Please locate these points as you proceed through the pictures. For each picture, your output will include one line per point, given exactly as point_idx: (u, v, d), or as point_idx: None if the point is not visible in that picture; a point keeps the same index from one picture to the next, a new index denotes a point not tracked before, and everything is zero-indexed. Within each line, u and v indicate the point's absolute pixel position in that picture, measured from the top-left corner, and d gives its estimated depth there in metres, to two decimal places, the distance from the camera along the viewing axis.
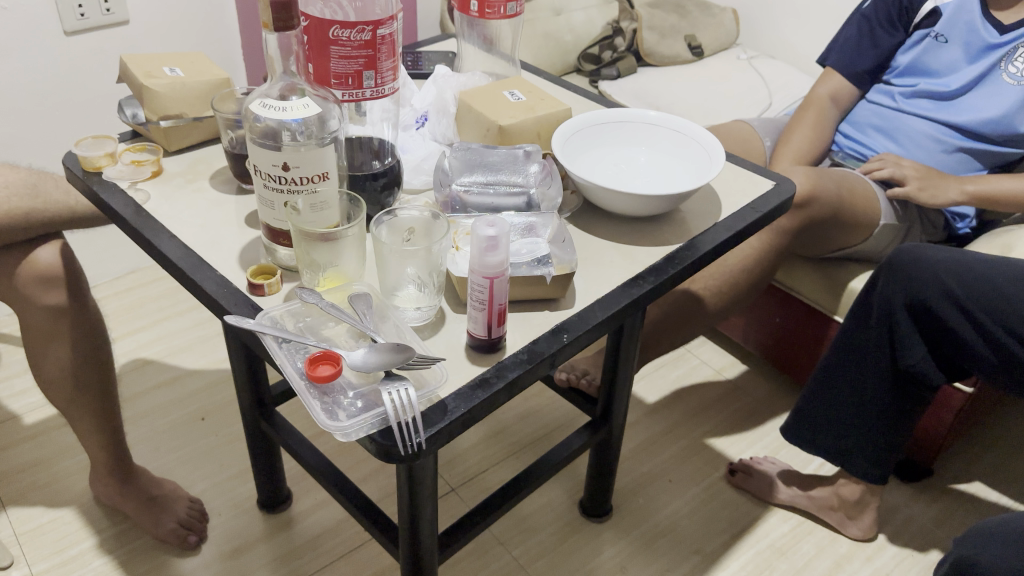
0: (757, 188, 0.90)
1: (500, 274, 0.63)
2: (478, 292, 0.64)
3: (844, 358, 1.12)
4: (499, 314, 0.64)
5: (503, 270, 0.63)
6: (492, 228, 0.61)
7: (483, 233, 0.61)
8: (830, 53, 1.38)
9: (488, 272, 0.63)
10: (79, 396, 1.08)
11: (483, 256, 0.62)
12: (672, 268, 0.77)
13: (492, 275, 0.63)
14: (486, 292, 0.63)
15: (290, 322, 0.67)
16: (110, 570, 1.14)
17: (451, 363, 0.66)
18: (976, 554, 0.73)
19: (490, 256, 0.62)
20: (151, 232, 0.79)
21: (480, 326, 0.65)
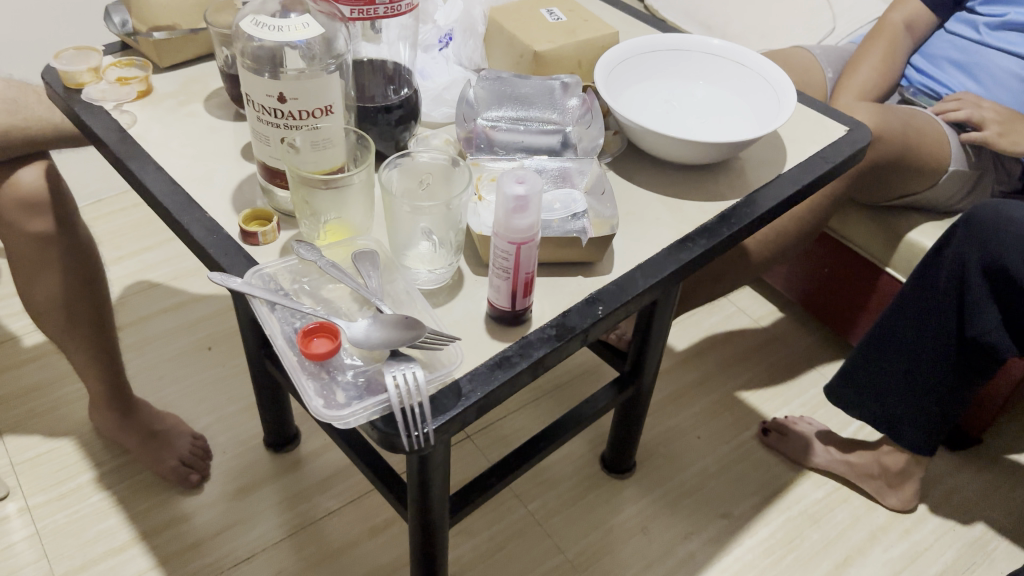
0: (826, 135, 0.79)
1: (529, 241, 0.53)
2: (501, 259, 0.55)
3: (902, 318, 1.02)
4: (525, 284, 0.55)
5: (533, 236, 0.53)
6: (521, 189, 0.51)
7: (510, 193, 0.52)
8: None
9: (514, 239, 0.53)
10: (72, 329, 1.01)
11: (509, 219, 0.52)
12: (725, 229, 0.67)
13: (519, 242, 0.53)
14: (511, 260, 0.54)
15: (286, 281, 0.59)
16: (108, 507, 1.10)
17: (468, 339, 0.57)
18: None
19: (518, 219, 0.52)
20: (134, 163, 0.70)
21: (502, 295, 0.56)
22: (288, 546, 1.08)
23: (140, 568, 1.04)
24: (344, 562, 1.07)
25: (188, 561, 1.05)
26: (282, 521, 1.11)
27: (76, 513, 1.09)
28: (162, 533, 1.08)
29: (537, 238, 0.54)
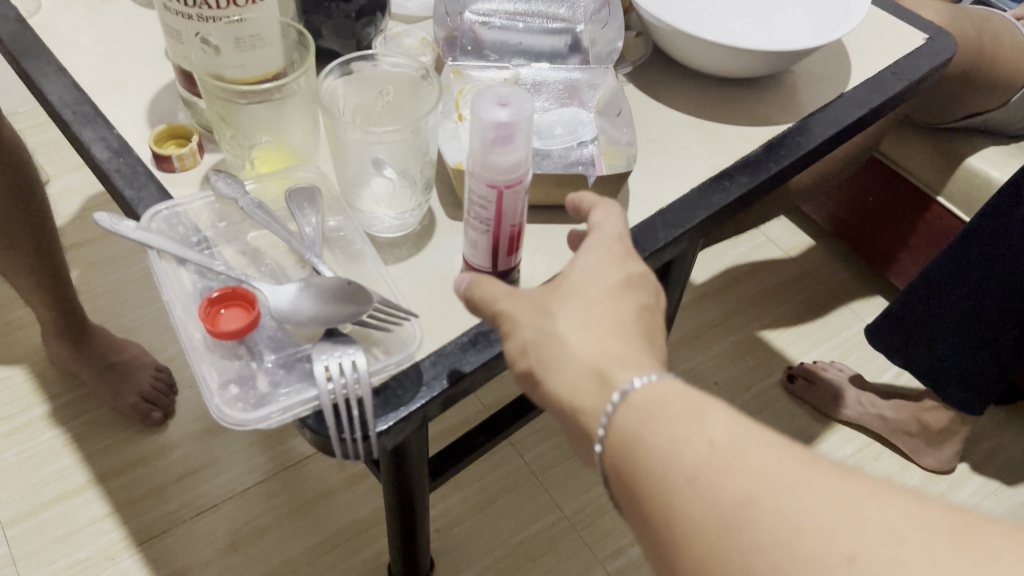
0: (900, 44, 0.63)
1: (516, 183, 0.40)
2: (479, 206, 0.41)
3: (967, 257, 0.88)
4: (511, 237, 0.42)
5: (522, 174, 0.40)
6: (503, 114, 0.37)
7: (488, 120, 0.37)
8: None
9: (496, 181, 0.39)
10: (9, 252, 0.88)
11: (487, 154, 0.38)
12: (774, 162, 0.53)
13: (501, 184, 0.39)
14: (492, 208, 0.41)
15: (201, 223, 0.45)
16: (62, 446, 1.00)
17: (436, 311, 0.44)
18: None
19: (499, 155, 0.38)
20: (29, 60, 0.55)
21: (481, 250, 0.43)
22: (260, 493, 0.98)
23: (96, 515, 0.94)
24: (320, 513, 0.97)
25: (148, 509, 0.95)
26: (254, 464, 1.00)
27: (27, 451, 0.99)
28: (121, 476, 0.98)
29: (526, 178, 0.40)
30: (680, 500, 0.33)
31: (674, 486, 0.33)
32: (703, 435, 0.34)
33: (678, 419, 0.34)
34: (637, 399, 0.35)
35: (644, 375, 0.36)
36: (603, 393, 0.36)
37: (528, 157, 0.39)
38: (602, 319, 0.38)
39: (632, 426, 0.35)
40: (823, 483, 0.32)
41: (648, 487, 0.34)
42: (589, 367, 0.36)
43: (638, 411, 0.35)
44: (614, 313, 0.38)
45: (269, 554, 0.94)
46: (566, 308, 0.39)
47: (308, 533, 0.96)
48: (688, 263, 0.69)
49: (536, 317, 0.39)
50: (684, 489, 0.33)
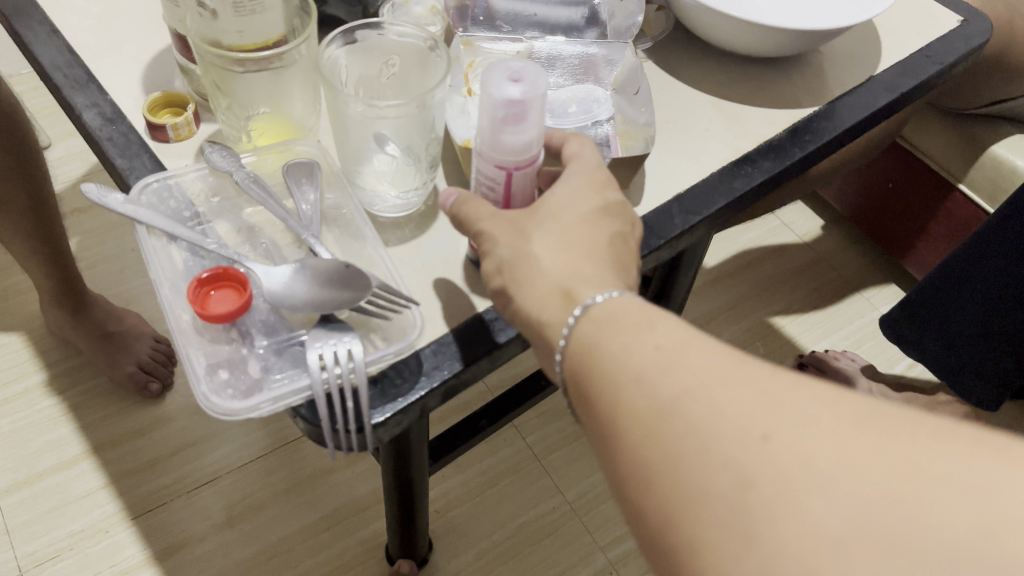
0: (934, 25, 0.60)
1: (527, 161, 0.37)
2: (487, 177, 0.39)
3: (991, 249, 0.85)
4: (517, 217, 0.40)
5: (533, 152, 0.37)
6: (516, 93, 0.34)
7: (499, 97, 0.35)
8: None
9: (506, 157, 0.37)
10: (6, 217, 0.86)
11: (498, 129, 0.36)
12: (799, 148, 0.50)
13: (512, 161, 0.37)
14: (500, 182, 0.38)
15: (194, 198, 0.43)
16: (58, 415, 0.98)
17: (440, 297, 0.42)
18: None
19: (512, 132, 0.36)
20: (20, 20, 0.53)
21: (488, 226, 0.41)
22: (257, 469, 0.97)
23: (91, 487, 0.93)
24: (318, 491, 0.96)
25: (144, 481, 0.94)
26: (252, 440, 0.99)
27: (23, 419, 0.98)
28: (117, 448, 0.96)
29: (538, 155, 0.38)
30: (626, 399, 0.32)
31: (621, 389, 0.32)
32: (656, 348, 0.33)
33: (630, 324, 0.34)
34: (596, 312, 0.35)
35: (607, 291, 0.35)
36: (568, 308, 0.35)
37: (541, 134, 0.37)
38: (575, 241, 0.37)
39: (585, 339, 0.34)
40: (762, 383, 0.31)
41: (599, 393, 0.33)
42: (550, 280, 0.36)
43: (597, 326, 0.34)
44: (589, 233, 0.37)
45: (265, 532, 0.92)
46: (541, 226, 0.38)
47: (305, 511, 0.94)
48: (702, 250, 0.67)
49: (511, 238, 0.37)
50: (630, 387, 0.32)
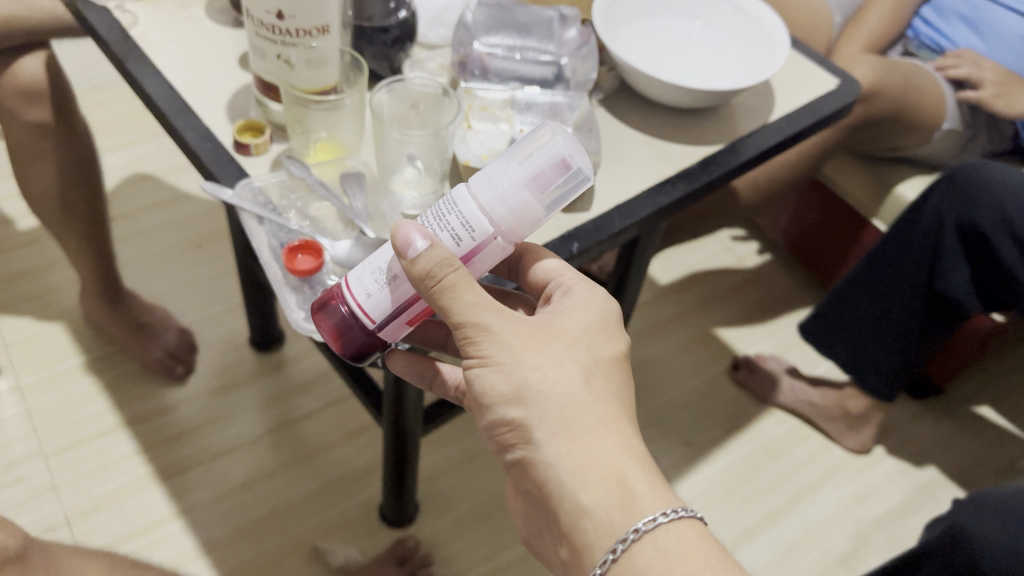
0: (817, 86, 0.80)
1: (522, 227, 0.47)
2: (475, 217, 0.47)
3: (876, 266, 1.02)
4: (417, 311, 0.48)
5: (524, 228, 0.48)
6: (576, 161, 0.47)
7: (552, 162, 0.47)
8: None
9: (515, 209, 0.46)
10: (66, 217, 1.02)
11: (527, 185, 0.47)
12: (706, 174, 0.69)
13: (513, 219, 0.47)
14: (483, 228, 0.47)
15: (275, 195, 0.60)
16: (95, 392, 1.13)
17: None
18: (972, 528, 0.66)
19: (539, 191, 0.47)
20: (131, 63, 0.70)
21: (378, 304, 0.48)
22: (266, 443, 1.12)
23: (125, 453, 1.08)
24: (320, 463, 1.12)
25: (170, 450, 1.10)
26: (264, 419, 1.15)
27: (65, 395, 1.13)
28: (148, 421, 1.12)
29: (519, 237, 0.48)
30: None
31: None
32: None
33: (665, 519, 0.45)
34: (659, 533, 0.45)
35: (661, 513, 0.45)
36: (620, 501, 0.45)
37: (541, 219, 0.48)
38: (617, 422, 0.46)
39: (650, 558, 0.44)
40: None
41: None
42: (609, 472, 0.45)
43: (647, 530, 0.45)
44: (621, 404, 0.47)
45: (275, 494, 1.08)
46: (585, 385, 0.47)
47: (309, 478, 1.10)
48: (652, 245, 0.86)
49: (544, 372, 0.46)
50: None
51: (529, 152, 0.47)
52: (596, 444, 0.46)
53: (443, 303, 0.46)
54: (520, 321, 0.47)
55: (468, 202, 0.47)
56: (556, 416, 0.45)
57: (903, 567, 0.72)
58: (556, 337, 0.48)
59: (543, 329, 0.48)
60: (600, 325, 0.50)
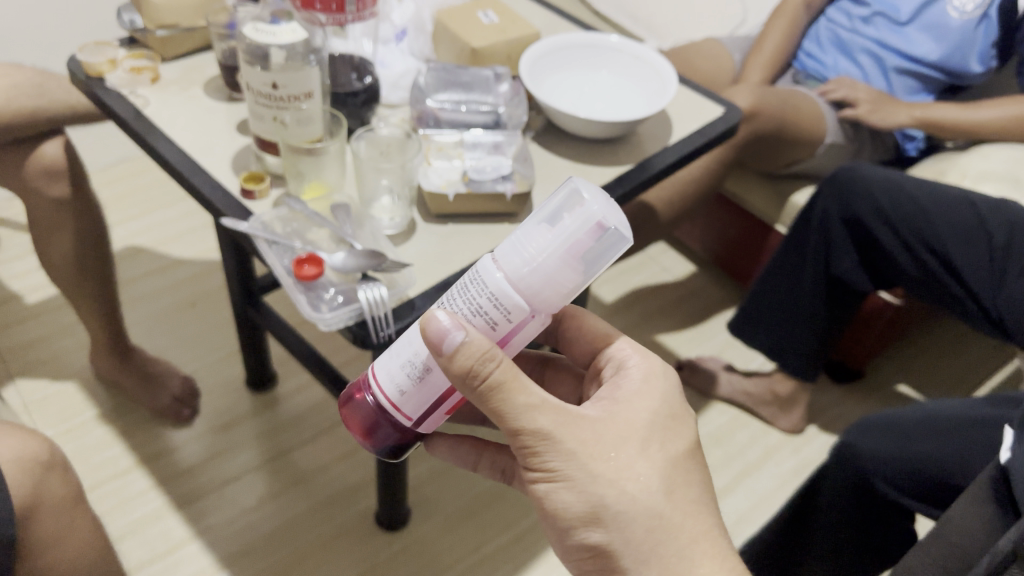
0: (707, 113, 0.98)
1: (556, 295, 0.49)
2: (503, 287, 0.48)
3: (784, 264, 1.19)
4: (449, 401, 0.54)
5: (557, 297, 0.49)
6: (609, 221, 0.48)
7: (586, 226, 0.48)
8: None
9: (545, 275, 0.48)
10: (81, 280, 1.16)
11: (558, 252, 0.48)
12: (619, 188, 0.87)
13: (544, 286, 0.48)
14: (514, 298, 0.48)
15: (279, 226, 0.76)
16: (110, 439, 1.26)
17: (425, 263, 0.75)
18: (856, 444, 0.83)
19: (573, 256, 0.48)
20: (149, 135, 0.85)
21: (410, 400, 0.54)
22: (268, 470, 1.25)
23: (143, 487, 1.21)
24: (318, 482, 1.24)
25: (182, 483, 1.22)
26: (264, 450, 1.28)
27: (83, 443, 1.25)
28: (159, 460, 1.24)
29: (555, 306, 0.49)
30: None
31: None
32: None
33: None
34: None
35: None
36: None
37: (578, 282, 0.49)
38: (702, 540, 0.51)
39: None
40: None
41: None
42: None
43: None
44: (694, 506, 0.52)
45: (280, 512, 1.20)
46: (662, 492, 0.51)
47: (309, 497, 1.22)
48: None
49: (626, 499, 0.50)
50: None
51: (558, 219, 0.49)
52: (673, 565, 0.50)
53: (496, 405, 0.48)
54: (588, 431, 0.51)
55: (499, 278, 0.49)
56: (636, 540, 0.50)
57: (809, 489, 0.88)
58: (622, 445, 0.51)
59: (608, 427, 0.52)
60: (665, 421, 0.54)
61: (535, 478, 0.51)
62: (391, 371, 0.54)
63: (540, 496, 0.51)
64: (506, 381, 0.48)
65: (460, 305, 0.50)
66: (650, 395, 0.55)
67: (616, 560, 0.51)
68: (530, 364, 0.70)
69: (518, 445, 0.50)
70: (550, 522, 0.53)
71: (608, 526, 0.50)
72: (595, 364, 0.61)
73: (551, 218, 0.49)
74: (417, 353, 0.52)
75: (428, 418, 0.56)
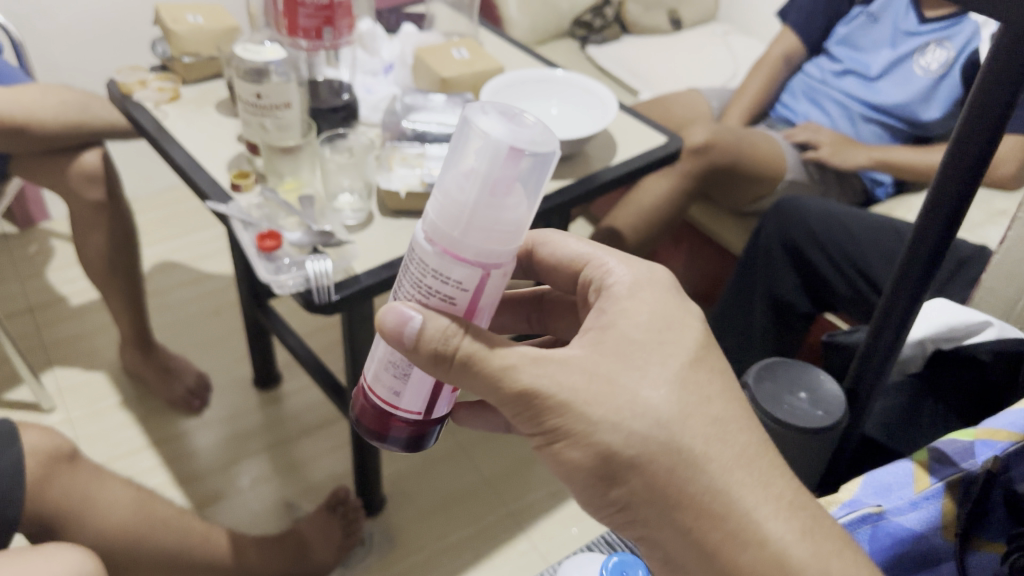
0: (651, 140, 1.11)
1: (505, 243, 0.44)
2: (436, 256, 0.45)
3: (735, 291, 1.27)
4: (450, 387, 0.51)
5: (508, 245, 0.45)
6: (521, 144, 0.43)
7: (498, 159, 0.43)
8: (790, 15, 1.60)
9: (473, 222, 0.43)
10: (112, 276, 1.33)
11: (487, 200, 0.43)
12: (558, 198, 0.99)
13: (479, 236, 0.44)
14: (452, 257, 0.44)
15: (255, 211, 0.90)
16: (129, 422, 1.41)
17: (373, 244, 0.89)
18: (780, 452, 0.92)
19: (501, 195, 0.44)
20: (163, 140, 1.02)
21: (408, 397, 0.51)
22: (263, 458, 1.38)
23: (152, 464, 1.34)
24: (305, 471, 1.36)
25: (186, 464, 1.35)
26: (263, 440, 1.40)
27: (105, 425, 1.40)
28: (169, 443, 1.38)
29: (507, 250, 0.45)
30: None
31: None
32: None
33: (758, 510, 0.45)
34: None
35: None
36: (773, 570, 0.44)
37: (520, 216, 0.45)
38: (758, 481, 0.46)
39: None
40: None
41: None
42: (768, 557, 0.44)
43: (786, 566, 0.44)
44: (746, 448, 0.47)
45: (268, 494, 1.32)
46: (703, 438, 0.46)
47: (296, 483, 1.34)
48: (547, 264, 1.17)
49: (664, 450, 0.45)
50: None
51: (469, 163, 0.44)
52: (705, 504, 0.45)
53: (474, 376, 0.46)
54: (578, 369, 0.46)
55: (437, 251, 0.45)
56: (660, 484, 0.45)
57: None
58: (616, 376, 0.46)
59: (610, 365, 0.47)
60: (659, 333, 0.49)
61: (542, 438, 0.47)
62: (381, 376, 0.52)
63: (554, 449, 0.47)
64: (478, 351, 0.45)
65: (410, 284, 0.47)
66: (639, 310, 0.50)
67: (654, 509, 0.46)
68: (523, 305, 0.66)
69: (510, 402, 0.46)
70: (568, 481, 0.48)
71: (630, 483, 0.46)
72: (580, 285, 0.57)
73: (463, 162, 0.44)
74: (393, 353, 0.50)
75: (435, 405, 0.52)
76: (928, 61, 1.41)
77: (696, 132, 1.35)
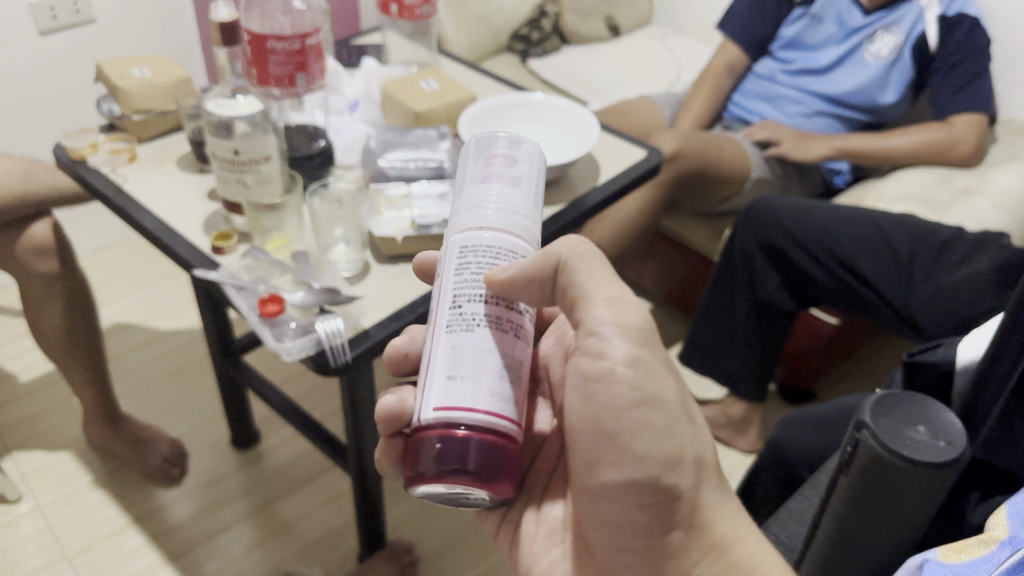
0: (632, 155, 1.10)
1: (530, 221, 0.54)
2: (480, 223, 0.53)
3: (719, 294, 1.26)
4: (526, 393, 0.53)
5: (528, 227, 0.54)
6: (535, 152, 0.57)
7: (521, 155, 0.56)
8: (727, 18, 1.61)
9: (501, 201, 0.53)
10: (73, 350, 1.25)
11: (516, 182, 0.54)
12: (553, 225, 0.96)
13: (512, 221, 0.53)
14: (489, 233, 0.52)
15: (245, 274, 0.86)
16: (104, 502, 1.32)
17: (377, 297, 0.84)
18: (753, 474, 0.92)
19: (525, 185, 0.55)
20: (127, 205, 0.95)
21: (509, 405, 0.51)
22: (251, 522, 1.31)
23: (136, 544, 1.26)
24: (296, 532, 1.30)
25: (172, 538, 1.28)
26: (248, 503, 1.34)
27: (79, 507, 1.31)
28: (150, 518, 1.30)
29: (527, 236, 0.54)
30: None
31: None
32: None
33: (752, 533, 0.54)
34: None
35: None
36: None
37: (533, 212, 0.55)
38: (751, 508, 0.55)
39: None
40: None
41: None
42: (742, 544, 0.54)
43: None
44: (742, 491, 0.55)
45: (267, 559, 1.26)
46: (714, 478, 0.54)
47: (292, 544, 1.28)
48: None
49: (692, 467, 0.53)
50: None
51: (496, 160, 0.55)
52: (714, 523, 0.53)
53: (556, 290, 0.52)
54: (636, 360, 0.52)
55: (480, 219, 0.53)
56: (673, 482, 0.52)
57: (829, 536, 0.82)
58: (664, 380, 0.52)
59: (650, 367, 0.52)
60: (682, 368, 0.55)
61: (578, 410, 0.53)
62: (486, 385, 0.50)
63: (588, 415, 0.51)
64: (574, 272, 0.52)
65: (454, 285, 0.52)
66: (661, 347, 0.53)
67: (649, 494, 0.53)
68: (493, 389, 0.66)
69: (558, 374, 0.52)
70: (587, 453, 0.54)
71: (690, 466, 0.53)
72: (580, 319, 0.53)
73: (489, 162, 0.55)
74: (508, 356, 0.51)
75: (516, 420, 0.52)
76: (881, 48, 1.44)
77: (663, 142, 1.35)
